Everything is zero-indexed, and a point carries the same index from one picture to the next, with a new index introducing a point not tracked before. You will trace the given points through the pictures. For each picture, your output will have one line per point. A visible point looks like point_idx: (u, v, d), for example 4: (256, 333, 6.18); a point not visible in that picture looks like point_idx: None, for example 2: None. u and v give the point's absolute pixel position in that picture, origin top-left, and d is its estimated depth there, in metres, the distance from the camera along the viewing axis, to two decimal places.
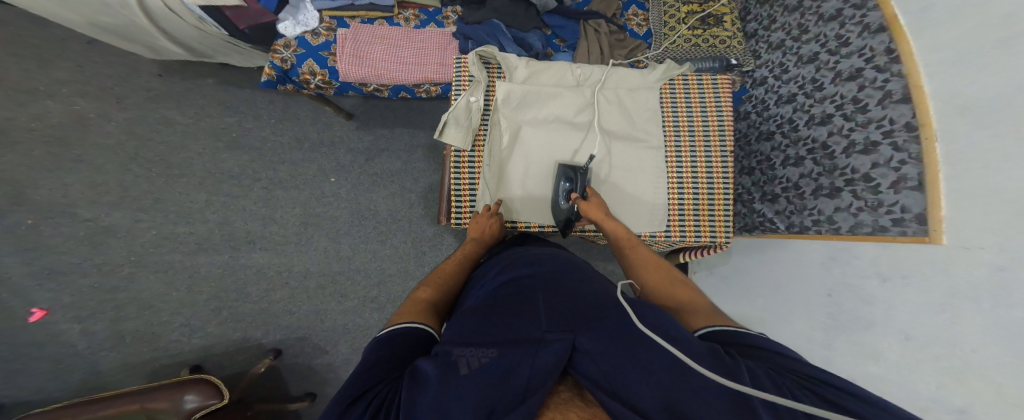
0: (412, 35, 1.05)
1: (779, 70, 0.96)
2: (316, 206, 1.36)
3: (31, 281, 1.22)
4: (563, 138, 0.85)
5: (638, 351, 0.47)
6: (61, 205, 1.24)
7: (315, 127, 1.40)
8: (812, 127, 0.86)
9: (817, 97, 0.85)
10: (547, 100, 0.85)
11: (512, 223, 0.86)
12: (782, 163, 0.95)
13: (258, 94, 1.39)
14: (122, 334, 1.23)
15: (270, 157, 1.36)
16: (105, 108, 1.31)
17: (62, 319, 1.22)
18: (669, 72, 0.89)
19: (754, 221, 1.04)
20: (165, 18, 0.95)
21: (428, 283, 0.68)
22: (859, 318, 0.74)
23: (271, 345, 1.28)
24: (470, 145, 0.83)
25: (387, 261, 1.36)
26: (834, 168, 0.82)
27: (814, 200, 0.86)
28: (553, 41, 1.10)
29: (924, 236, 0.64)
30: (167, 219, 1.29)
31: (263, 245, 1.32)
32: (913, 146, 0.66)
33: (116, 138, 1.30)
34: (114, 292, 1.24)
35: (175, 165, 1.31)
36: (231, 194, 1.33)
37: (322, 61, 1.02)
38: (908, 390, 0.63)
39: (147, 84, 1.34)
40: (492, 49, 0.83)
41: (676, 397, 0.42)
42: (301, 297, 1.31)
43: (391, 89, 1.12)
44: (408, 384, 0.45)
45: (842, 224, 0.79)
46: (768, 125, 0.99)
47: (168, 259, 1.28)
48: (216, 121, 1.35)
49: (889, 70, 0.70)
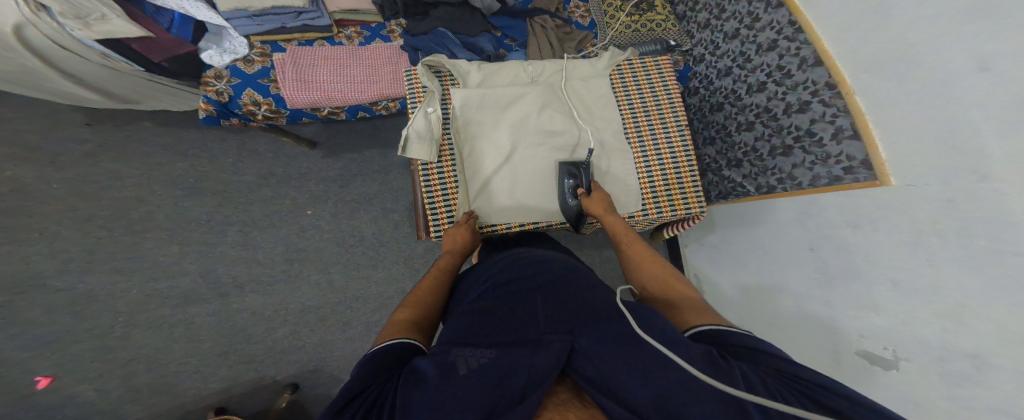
0: (357, 52, 1.04)
1: (712, 47, 1.01)
2: (299, 240, 1.33)
3: (24, 353, 1.16)
4: (525, 132, 0.82)
5: (636, 349, 0.45)
6: (31, 278, 1.20)
7: (279, 161, 1.37)
8: (753, 95, 0.90)
9: (748, 68, 0.90)
10: (504, 101, 0.83)
11: (491, 227, 0.82)
12: (737, 130, 0.97)
13: (208, 136, 1.36)
14: (138, 388, 1.18)
15: (240, 198, 1.33)
16: (42, 170, 1.25)
17: (71, 382, 1.16)
18: (614, 59, 0.89)
19: (726, 188, 1.04)
20: (67, 61, 0.87)
21: (406, 304, 0.64)
22: (847, 268, 0.73)
23: (287, 380, 1.24)
24: (436, 157, 0.78)
25: (382, 285, 1.33)
26: (781, 128, 0.84)
27: (773, 160, 0.88)
28: (504, 42, 1.08)
29: (874, 180, 0.66)
30: (146, 276, 1.25)
31: (253, 287, 1.28)
32: (839, 101, 0.70)
33: (67, 201, 1.25)
34: (115, 351, 1.19)
35: (137, 220, 1.28)
36: (206, 241, 1.29)
37: (263, 89, 0.99)
38: (915, 340, 0.61)
39: (78, 136, 1.30)
40: (440, 58, 0.80)
41: (664, 390, 0.40)
42: (304, 331, 1.27)
43: (348, 111, 1.10)
44: (406, 383, 0.43)
45: (802, 179, 0.82)
46: (716, 98, 1.02)
47: (154, 315, 1.23)
48: (168, 168, 1.32)
49: (797, 40, 0.77)
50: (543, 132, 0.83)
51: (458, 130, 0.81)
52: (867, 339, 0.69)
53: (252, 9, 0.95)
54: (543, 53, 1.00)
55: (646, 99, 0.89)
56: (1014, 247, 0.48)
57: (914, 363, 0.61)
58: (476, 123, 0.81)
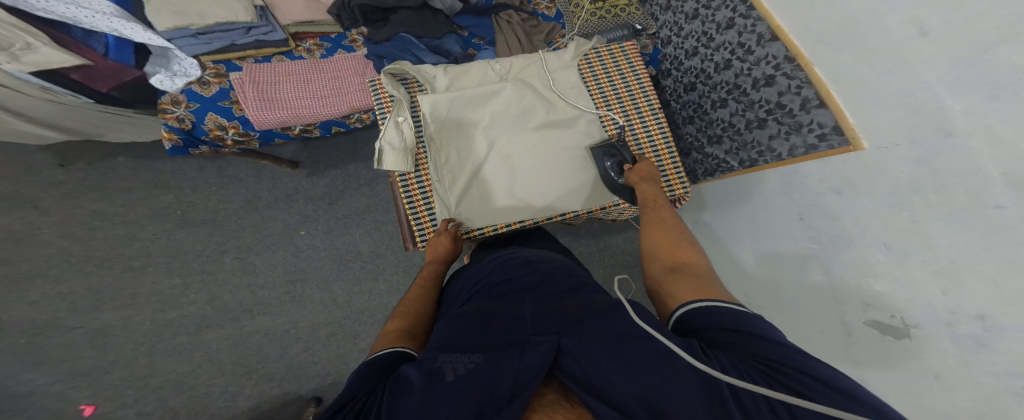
0: (320, 65, 1.04)
1: (676, 29, 0.99)
2: (296, 261, 1.33)
3: (59, 388, 1.18)
4: (501, 131, 0.81)
5: (622, 348, 0.43)
6: (45, 320, 1.22)
7: (264, 184, 1.38)
8: (722, 72, 0.88)
9: (712, 47, 0.89)
10: (473, 101, 0.81)
11: (475, 231, 0.80)
12: (712, 107, 0.95)
13: (189, 166, 1.38)
14: (176, 409, 1.20)
15: (233, 225, 1.34)
16: (29, 217, 1.28)
17: (114, 407, 1.18)
18: (580, 48, 0.87)
19: (711, 166, 1.02)
20: (4, 99, 0.88)
21: (398, 315, 0.64)
22: (835, 234, 0.70)
23: (311, 394, 1.25)
24: (413, 167, 0.78)
25: (387, 296, 1.33)
26: (752, 102, 0.83)
27: (750, 133, 0.86)
28: (471, 41, 1.07)
29: (848, 145, 0.64)
30: (154, 309, 1.27)
31: (259, 310, 1.30)
32: (800, 73, 0.70)
33: (59, 244, 1.27)
34: (144, 378, 1.22)
35: (133, 257, 1.30)
36: (206, 270, 1.31)
37: (225, 111, 0.99)
38: (919, 304, 0.57)
39: (57, 178, 1.31)
40: (402, 65, 0.80)
41: (647, 391, 0.38)
42: (317, 346, 1.28)
43: (320, 127, 1.11)
44: (393, 392, 0.42)
45: (780, 150, 0.80)
46: (687, 78, 1.00)
47: (162, 347, 1.25)
48: (155, 201, 1.34)
49: (751, 17, 0.77)
50: (518, 128, 0.81)
51: (431, 136, 0.80)
52: (872, 307, 0.66)
53: (195, 27, 0.94)
54: (512, 49, 0.98)
55: (617, 84, 0.87)
56: (996, 200, 0.45)
57: (926, 330, 0.57)
58: (450, 128, 0.80)
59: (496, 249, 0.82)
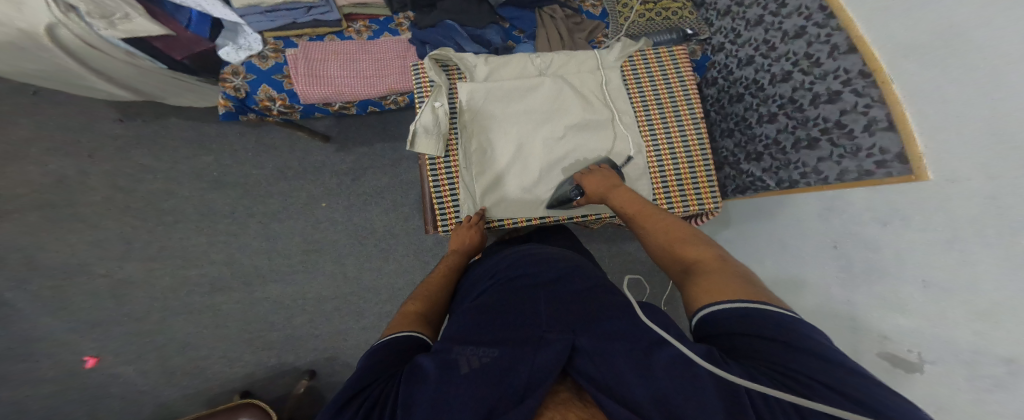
0: (368, 47, 1.05)
1: (732, 35, 0.96)
2: (314, 232, 1.37)
3: (73, 335, 1.26)
4: (537, 130, 0.83)
5: (647, 350, 0.43)
6: (75, 265, 1.28)
7: (295, 155, 1.41)
8: (777, 85, 0.85)
9: (773, 56, 0.85)
10: (509, 94, 0.83)
11: (498, 221, 0.84)
12: (758, 121, 0.92)
13: (228, 129, 1.41)
14: (172, 370, 1.27)
15: (260, 191, 1.38)
16: (78, 162, 1.32)
17: (115, 364, 1.26)
18: (626, 50, 0.88)
19: (745, 182, 0.98)
20: (93, 59, 0.91)
21: (417, 296, 0.66)
22: (871, 266, 0.70)
23: (305, 367, 1.31)
24: (444, 152, 0.80)
25: (394, 276, 1.36)
26: (806, 119, 0.80)
27: (796, 153, 0.83)
28: (511, 33, 1.07)
29: (909, 175, 0.61)
30: (177, 264, 1.32)
31: (272, 277, 1.34)
32: (873, 90, 0.65)
33: (103, 192, 1.32)
34: (151, 335, 1.28)
35: (166, 212, 1.34)
36: (229, 232, 1.35)
37: (278, 84, 1.04)
38: (946, 341, 0.58)
39: (111, 131, 1.36)
40: (447, 52, 0.82)
41: (660, 388, 0.39)
42: (319, 320, 1.33)
43: (358, 105, 1.14)
44: (408, 382, 0.44)
45: (828, 173, 0.77)
46: (737, 89, 0.97)
47: (182, 303, 1.30)
48: (193, 162, 1.37)
49: (828, 26, 0.71)
50: (551, 126, 0.83)
51: (465, 124, 0.82)
52: (890, 340, 0.68)
53: (265, 5, 0.97)
54: (553, 45, 1.00)
55: (660, 91, 0.88)
56: None
57: (940, 366, 0.59)
58: (483, 119, 0.82)
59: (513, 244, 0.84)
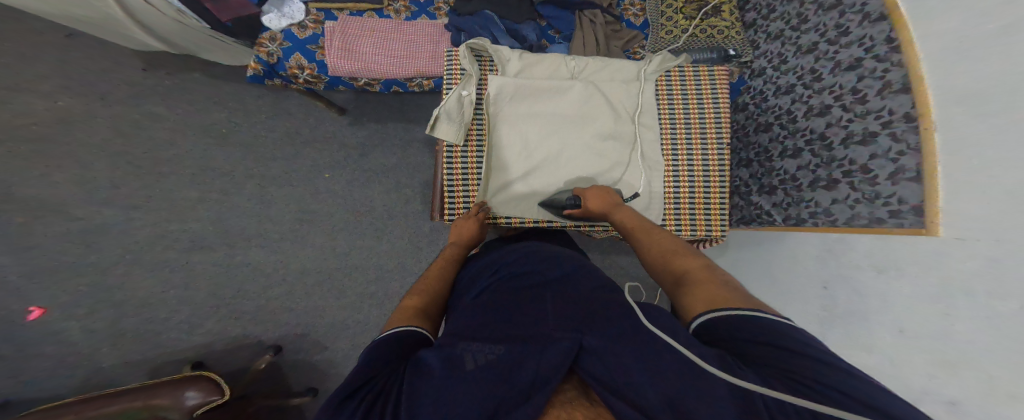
0: (403, 27, 1.05)
1: (777, 61, 0.93)
2: (312, 202, 1.36)
3: (26, 280, 1.22)
4: (560, 132, 0.85)
5: (653, 350, 0.44)
6: (53, 203, 1.26)
7: (307, 122, 1.39)
8: (811, 119, 0.84)
9: (815, 88, 0.83)
10: (541, 92, 0.85)
11: (505, 219, 0.87)
12: (779, 155, 0.92)
13: (246, 91, 1.39)
14: (121, 331, 1.23)
15: (265, 154, 1.36)
16: (88, 103, 1.32)
17: (61, 320, 1.22)
18: (663, 64, 0.89)
19: (750, 213, 1.00)
20: (144, 13, 0.92)
21: (416, 292, 0.65)
22: (852, 310, 0.74)
23: (270, 342, 1.29)
24: (462, 141, 0.82)
25: (383, 258, 1.35)
26: (831, 159, 0.79)
27: (811, 191, 0.83)
28: (547, 32, 1.08)
29: (920, 228, 0.63)
30: (162, 217, 1.30)
31: (259, 242, 1.32)
32: (911, 137, 0.65)
33: (101, 135, 1.31)
34: (112, 290, 1.25)
35: (166, 162, 1.32)
36: (223, 191, 1.33)
37: (310, 55, 1.02)
38: (898, 379, 0.63)
39: (133, 78, 1.36)
40: (485, 42, 0.83)
41: (676, 392, 0.40)
42: (297, 294, 1.32)
43: (382, 84, 1.12)
44: (411, 374, 0.44)
45: (838, 216, 0.77)
46: (767, 117, 0.96)
47: (166, 256, 1.28)
48: (204, 116, 1.36)
49: (888, 61, 0.69)
50: (573, 131, 0.85)
51: (488, 117, 0.85)
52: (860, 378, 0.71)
53: None
54: (587, 50, 1.01)
55: (690, 110, 0.89)
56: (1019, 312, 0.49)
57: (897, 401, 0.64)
58: (509, 114, 0.85)
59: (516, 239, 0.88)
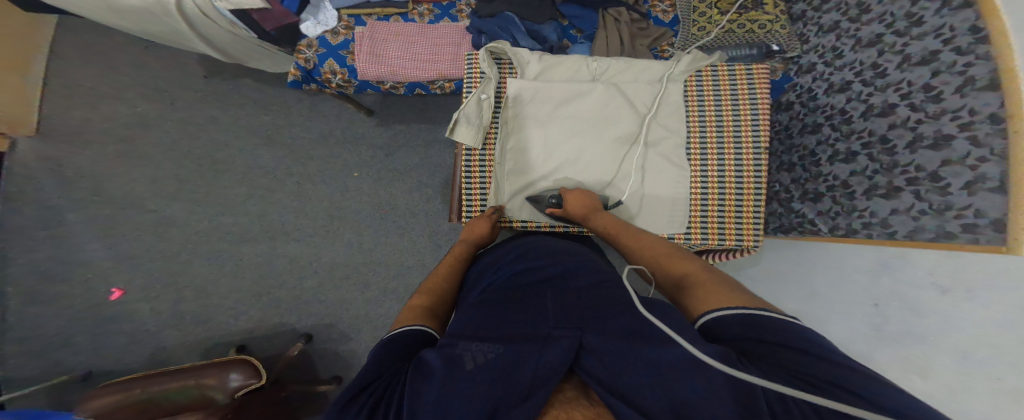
0: (426, 30, 1.09)
1: (831, 56, 0.86)
2: (342, 200, 1.43)
3: (111, 264, 1.39)
4: (580, 135, 0.86)
5: (651, 351, 0.43)
6: (131, 197, 1.42)
7: (339, 123, 1.46)
8: (870, 119, 0.75)
9: (878, 84, 0.74)
10: (560, 94, 0.86)
11: (521, 223, 0.89)
12: (829, 159, 0.84)
13: (287, 95, 1.47)
14: (182, 314, 1.37)
15: (302, 153, 1.45)
16: (161, 108, 1.46)
17: (135, 299, 1.38)
18: (695, 63, 0.87)
19: (790, 222, 0.94)
20: (204, 26, 1.02)
21: (422, 292, 0.67)
22: (905, 331, 0.66)
23: (303, 330, 1.37)
24: (481, 144, 0.85)
25: (405, 254, 1.41)
26: (892, 164, 0.71)
27: (866, 200, 0.76)
28: (569, 31, 1.08)
29: (1000, 246, 0.55)
30: (215, 211, 1.42)
31: (296, 236, 1.41)
32: (997, 141, 0.55)
33: (171, 137, 1.45)
34: (176, 276, 1.39)
35: (220, 161, 1.44)
36: (266, 188, 1.43)
37: (342, 60, 1.09)
38: (955, 409, 0.57)
39: (195, 86, 1.47)
40: (503, 45, 0.85)
41: (682, 398, 0.39)
42: (328, 286, 1.39)
43: (406, 87, 1.17)
44: (414, 377, 0.45)
45: (898, 229, 0.69)
46: (816, 117, 0.89)
47: (218, 247, 1.40)
48: (251, 119, 1.46)
49: (973, 53, 0.58)
50: (592, 134, 0.86)
51: (507, 120, 0.87)
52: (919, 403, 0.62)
53: None
54: (610, 50, 1.00)
55: (724, 112, 0.86)
56: None
57: None
58: (528, 116, 0.86)
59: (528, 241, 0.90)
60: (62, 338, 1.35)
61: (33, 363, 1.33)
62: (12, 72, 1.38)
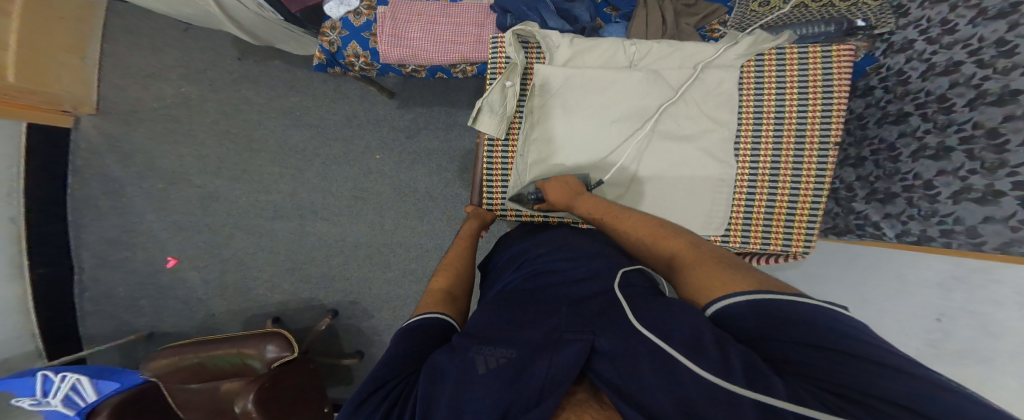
0: (448, 10, 1.04)
1: (936, 30, 0.70)
2: (365, 181, 1.43)
3: (165, 234, 1.47)
4: (609, 123, 0.80)
5: (668, 359, 0.40)
6: (178, 173, 1.47)
7: (361, 105, 1.45)
8: (978, 108, 0.63)
9: (999, 66, 0.61)
10: (593, 81, 0.81)
11: (544, 217, 0.86)
12: (909, 155, 0.73)
13: (313, 76, 1.47)
14: (227, 285, 1.44)
15: (329, 134, 1.45)
16: (202, 89, 1.49)
17: (188, 267, 1.45)
18: (757, 46, 0.80)
19: (847, 224, 0.84)
20: (235, 8, 1.02)
21: (441, 273, 0.68)
22: (972, 349, 0.64)
23: (330, 306, 1.41)
24: (503, 134, 0.84)
25: (424, 237, 1.41)
26: (997, 164, 0.61)
27: (951, 204, 0.66)
28: (603, 10, 1.02)
29: None
30: (252, 187, 1.46)
31: (323, 215, 1.43)
32: None
33: (212, 116, 1.48)
34: (221, 249, 1.45)
35: (255, 140, 1.47)
36: (296, 167, 1.45)
37: (365, 42, 1.07)
38: None
39: (230, 67, 1.49)
40: (531, 28, 0.82)
41: (687, 392, 0.37)
42: (353, 264, 1.42)
43: (428, 70, 1.15)
44: (425, 378, 0.43)
45: (988, 238, 0.62)
46: (902, 105, 0.76)
47: (255, 224, 1.45)
48: (283, 99, 1.47)
49: None
50: (621, 122, 0.80)
51: (532, 109, 0.84)
52: None
53: None
54: (649, 30, 0.92)
55: (786, 99, 0.77)
56: None
57: None
58: (555, 104, 0.82)
59: (533, 227, 0.84)
60: (127, 302, 1.46)
61: (110, 321, 1.46)
62: (72, 55, 1.41)
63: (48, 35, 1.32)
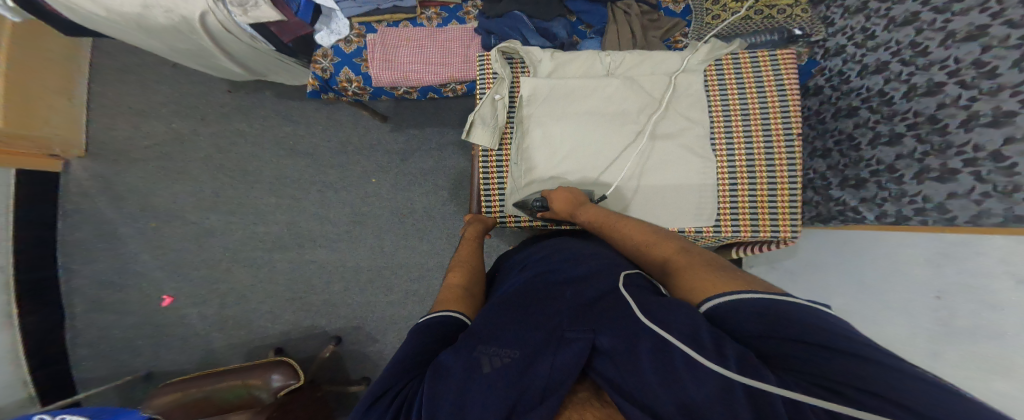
0: (436, 34, 1.09)
1: (861, 36, 0.82)
2: (362, 205, 1.45)
3: (162, 272, 1.47)
4: (595, 128, 0.83)
5: (669, 352, 0.41)
6: (174, 210, 1.49)
7: (356, 131, 1.49)
8: (915, 99, 0.72)
9: (919, 63, 0.72)
10: (574, 91, 0.84)
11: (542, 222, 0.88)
12: (869, 142, 0.81)
13: (306, 106, 1.51)
14: (227, 318, 1.44)
15: (323, 162, 1.48)
16: (194, 125, 1.52)
17: (185, 305, 1.45)
18: (713, 52, 0.85)
19: (831, 210, 0.90)
20: (228, 41, 1.06)
21: (456, 271, 0.70)
22: (976, 327, 0.60)
23: (333, 332, 1.41)
24: (497, 144, 0.87)
25: (425, 256, 1.42)
26: (943, 145, 0.68)
27: (916, 184, 0.72)
28: (577, 27, 1.05)
29: None
30: (250, 220, 1.47)
31: (322, 242, 1.45)
32: None
33: (206, 151, 1.51)
34: (219, 282, 1.45)
35: (250, 172, 1.49)
36: (294, 197, 1.47)
37: (356, 68, 1.10)
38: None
39: (221, 100, 1.53)
40: (514, 45, 0.85)
41: (691, 397, 0.37)
42: (354, 289, 1.42)
43: (420, 91, 1.18)
44: (429, 377, 0.44)
45: (956, 213, 0.66)
46: (849, 100, 0.85)
47: (254, 254, 1.46)
48: (277, 130, 1.50)
49: None
50: (607, 128, 0.83)
51: (520, 119, 0.87)
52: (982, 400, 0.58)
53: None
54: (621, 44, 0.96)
55: (749, 99, 0.83)
56: None
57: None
58: (541, 114, 0.84)
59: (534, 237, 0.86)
60: (123, 343, 1.45)
61: (105, 364, 1.44)
62: (60, 98, 1.44)
63: (34, 80, 1.34)
